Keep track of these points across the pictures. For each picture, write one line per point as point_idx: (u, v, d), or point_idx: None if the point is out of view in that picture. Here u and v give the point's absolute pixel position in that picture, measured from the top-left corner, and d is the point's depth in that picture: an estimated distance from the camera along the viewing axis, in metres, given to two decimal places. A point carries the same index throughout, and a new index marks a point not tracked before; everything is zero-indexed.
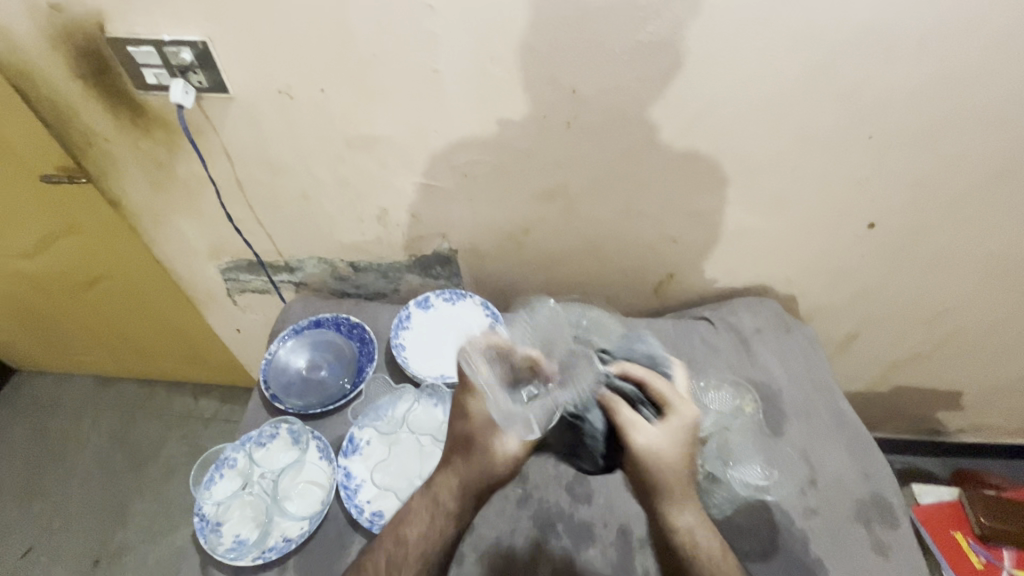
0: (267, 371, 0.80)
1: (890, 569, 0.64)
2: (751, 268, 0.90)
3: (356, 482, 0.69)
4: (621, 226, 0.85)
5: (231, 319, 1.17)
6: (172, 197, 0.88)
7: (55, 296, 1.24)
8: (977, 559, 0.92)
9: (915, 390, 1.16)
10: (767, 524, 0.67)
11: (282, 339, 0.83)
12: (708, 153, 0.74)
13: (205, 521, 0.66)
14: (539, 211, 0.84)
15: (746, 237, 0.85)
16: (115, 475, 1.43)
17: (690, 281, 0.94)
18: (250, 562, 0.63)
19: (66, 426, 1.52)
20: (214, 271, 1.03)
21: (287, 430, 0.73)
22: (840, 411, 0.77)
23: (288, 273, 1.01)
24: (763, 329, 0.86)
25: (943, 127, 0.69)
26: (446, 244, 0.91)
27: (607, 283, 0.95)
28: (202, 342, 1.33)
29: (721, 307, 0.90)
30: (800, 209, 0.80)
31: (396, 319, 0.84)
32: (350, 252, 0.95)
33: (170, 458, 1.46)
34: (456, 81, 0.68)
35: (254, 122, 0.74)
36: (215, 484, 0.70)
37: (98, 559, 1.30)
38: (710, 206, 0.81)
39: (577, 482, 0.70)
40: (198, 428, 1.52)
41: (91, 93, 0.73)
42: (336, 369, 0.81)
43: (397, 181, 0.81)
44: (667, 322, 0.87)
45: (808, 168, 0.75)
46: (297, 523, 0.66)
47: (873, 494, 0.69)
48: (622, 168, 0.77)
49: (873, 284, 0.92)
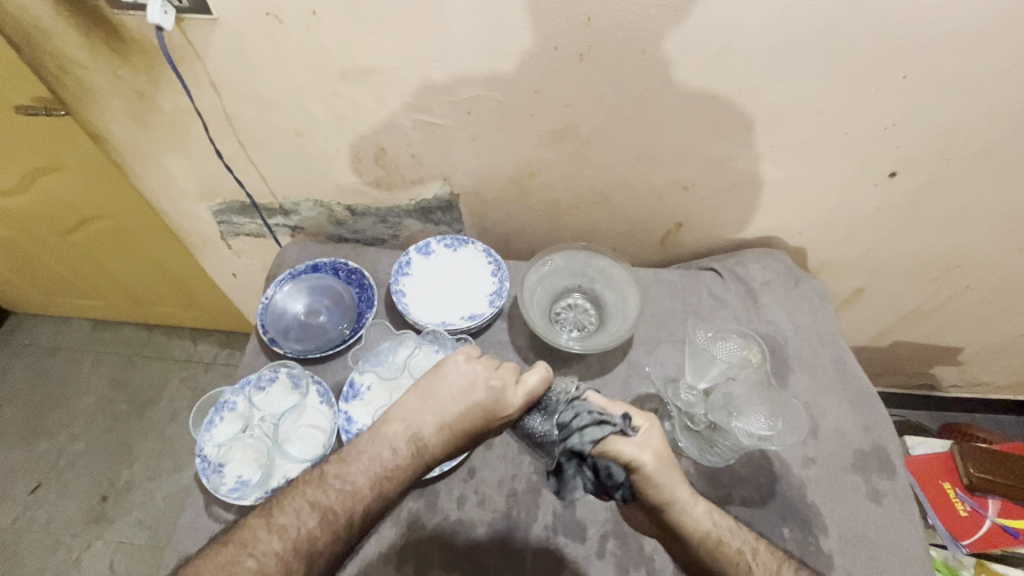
0: (265, 316, 0.78)
1: (884, 516, 0.65)
2: (761, 218, 0.87)
3: (357, 427, 0.69)
4: (632, 173, 0.82)
5: (226, 264, 1.14)
6: (158, 132, 0.83)
7: (43, 238, 1.21)
8: (962, 507, 0.96)
9: (915, 347, 1.16)
10: (766, 472, 0.68)
11: (279, 284, 0.81)
12: (729, 95, 0.69)
13: (207, 462, 0.66)
14: (545, 153, 0.80)
15: (760, 186, 0.82)
16: (118, 416, 1.45)
17: (699, 232, 0.91)
18: (253, 501, 0.63)
19: (67, 368, 1.53)
20: (205, 213, 0.99)
21: (287, 373, 0.72)
22: (845, 363, 0.76)
23: (282, 216, 0.97)
24: (771, 282, 0.84)
25: (987, 69, 0.64)
26: (447, 187, 0.88)
27: (613, 231, 0.92)
28: (198, 287, 1.31)
29: (730, 258, 0.88)
30: (819, 157, 0.77)
31: (396, 265, 0.82)
32: (347, 196, 0.91)
33: (173, 400, 1.47)
34: (460, 6, 0.62)
35: (240, 49, 0.69)
36: (215, 426, 0.70)
37: (106, 495, 1.34)
38: (726, 151, 0.77)
39: None
40: (199, 371, 1.52)
41: (61, 12, 0.67)
42: (335, 315, 0.79)
43: (396, 119, 0.77)
44: (674, 272, 0.85)
45: (834, 111, 0.70)
46: (299, 465, 0.66)
47: (872, 445, 0.70)
48: (636, 107, 0.72)
49: (886, 237, 0.89)
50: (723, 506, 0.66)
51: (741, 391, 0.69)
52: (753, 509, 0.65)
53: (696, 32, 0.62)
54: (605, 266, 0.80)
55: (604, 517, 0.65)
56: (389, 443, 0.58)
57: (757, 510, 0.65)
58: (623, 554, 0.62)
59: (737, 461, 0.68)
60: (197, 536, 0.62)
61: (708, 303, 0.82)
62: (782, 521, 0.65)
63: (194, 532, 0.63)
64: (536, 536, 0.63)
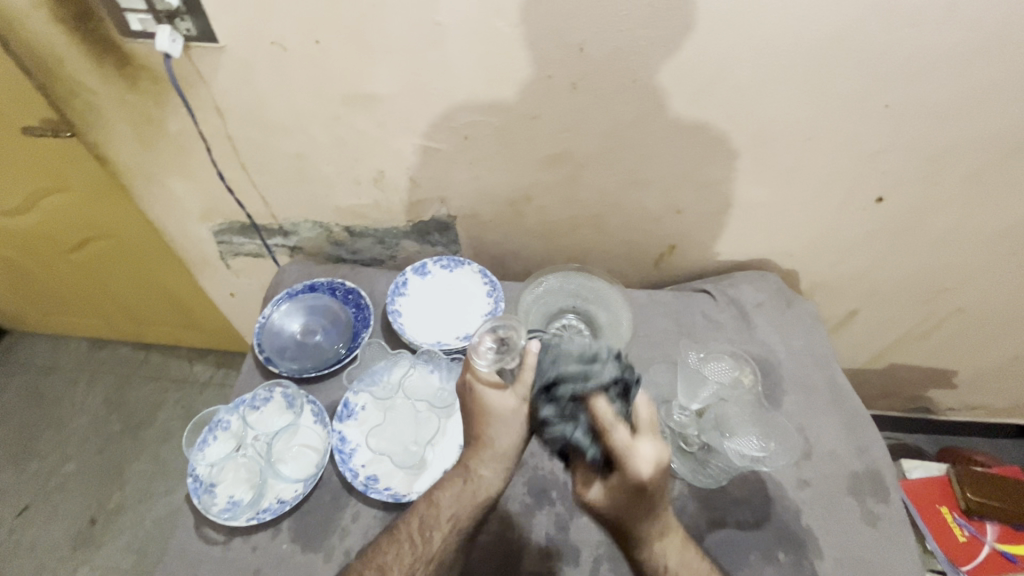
0: (262, 334, 0.78)
1: (880, 540, 0.65)
2: (753, 242, 0.89)
3: (350, 446, 0.69)
4: (625, 198, 0.84)
5: (225, 283, 1.15)
6: (163, 154, 0.85)
7: (43, 256, 1.22)
8: (961, 533, 0.95)
9: (910, 369, 1.16)
10: (761, 495, 0.67)
11: (277, 304, 0.82)
12: (718, 124, 0.72)
13: (199, 482, 0.66)
14: (541, 177, 0.82)
15: (751, 211, 0.84)
16: (111, 437, 1.44)
17: (691, 254, 0.92)
18: (245, 522, 0.63)
19: (62, 389, 1.52)
20: (206, 233, 1.00)
21: (282, 393, 0.72)
22: (839, 384, 0.77)
23: (282, 237, 0.99)
24: (763, 304, 0.85)
25: (964, 100, 0.66)
26: (445, 209, 0.89)
27: (608, 253, 0.94)
28: (196, 307, 1.31)
29: (723, 280, 0.89)
30: (807, 182, 0.79)
31: (393, 285, 0.83)
32: (346, 217, 0.93)
33: (167, 421, 1.46)
34: (459, 37, 0.64)
35: (246, 77, 0.71)
36: (208, 446, 0.70)
37: (96, 518, 1.32)
38: (717, 176, 0.79)
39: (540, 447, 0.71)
40: (194, 392, 1.51)
41: (73, 40, 0.69)
42: (331, 334, 0.80)
43: (396, 143, 0.79)
44: (667, 294, 0.86)
45: (820, 138, 0.72)
46: (291, 486, 0.66)
47: (866, 468, 0.70)
48: (628, 134, 0.74)
49: (876, 261, 0.91)
50: (717, 528, 0.65)
51: (732, 412, 0.69)
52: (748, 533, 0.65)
53: (685, 63, 0.65)
54: (598, 285, 0.81)
55: (597, 540, 0.64)
56: (431, 537, 0.57)
57: (753, 533, 0.65)
58: None
59: (731, 483, 0.68)
60: (185, 558, 0.62)
61: (702, 325, 0.83)
62: (777, 545, 0.64)
63: (184, 554, 0.62)
64: (529, 560, 0.63)
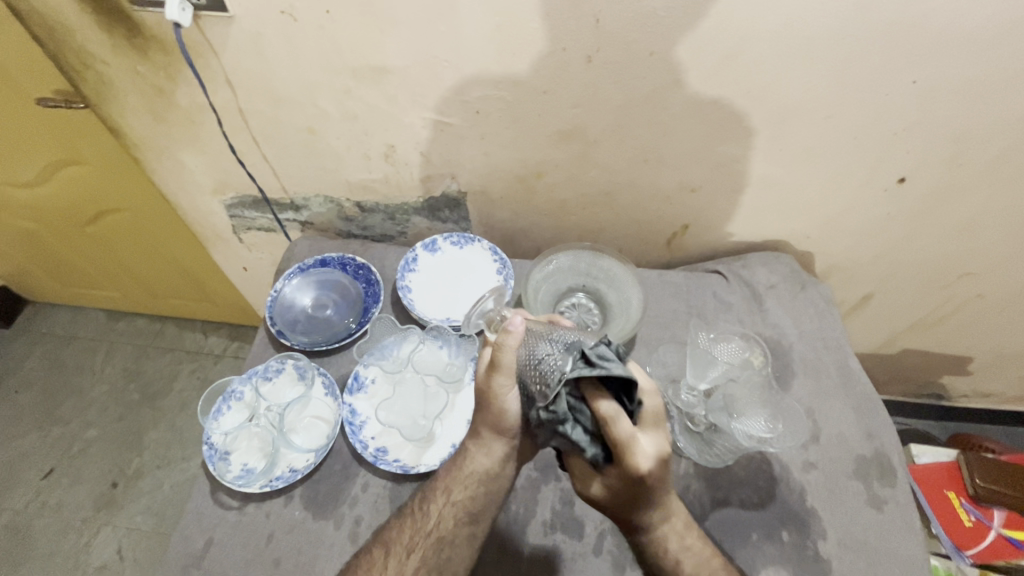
0: (273, 308, 0.79)
1: (885, 523, 0.65)
2: (768, 223, 0.88)
3: (360, 419, 0.70)
4: (638, 176, 0.82)
5: (238, 257, 1.16)
6: (175, 127, 0.84)
7: (60, 228, 1.23)
8: (967, 518, 0.95)
9: (924, 355, 1.15)
10: (766, 475, 0.68)
11: (288, 278, 0.82)
12: (737, 100, 0.70)
13: (214, 449, 0.68)
14: (553, 154, 0.80)
15: (767, 190, 0.82)
16: (129, 405, 1.48)
17: (704, 234, 0.91)
18: (258, 489, 0.64)
19: (81, 358, 1.56)
20: (218, 207, 1.01)
21: (293, 365, 0.73)
22: (851, 368, 0.76)
23: (293, 212, 0.99)
24: (776, 285, 0.84)
25: (997, 77, 0.63)
26: (455, 185, 0.89)
27: (619, 232, 0.93)
28: (209, 281, 1.33)
29: (735, 261, 0.88)
30: (827, 162, 0.77)
31: (402, 261, 0.83)
32: (357, 192, 0.93)
33: (183, 391, 1.50)
34: (472, 7, 0.63)
35: (256, 47, 0.70)
36: (222, 415, 0.71)
37: (117, 482, 1.36)
38: (732, 155, 0.77)
39: None
40: (210, 363, 1.55)
41: (83, 9, 0.69)
42: (342, 309, 0.80)
43: (407, 118, 0.78)
44: (678, 274, 0.85)
45: (843, 116, 0.70)
46: (303, 455, 0.67)
47: (874, 452, 0.69)
48: (642, 110, 0.72)
49: (894, 244, 0.89)
50: (720, 507, 0.66)
51: (742, 393, 0.68)
52: (752, 512, 0.65)
53: (705, 34, 0.63)
54: (609, 265, 0.80)
55: (602, 516, 0.65)
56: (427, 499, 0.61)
57: (756, 513, 0.65)
58: (619, 552, 0.62)
59: (737, 464, 0.68)
60: (202, 520, 0.64)
61: (713, 306, 0.82)
62: (781, 523, 0.65)
63: (200, 517, 0.64)
64: (533, 533, 0.64)
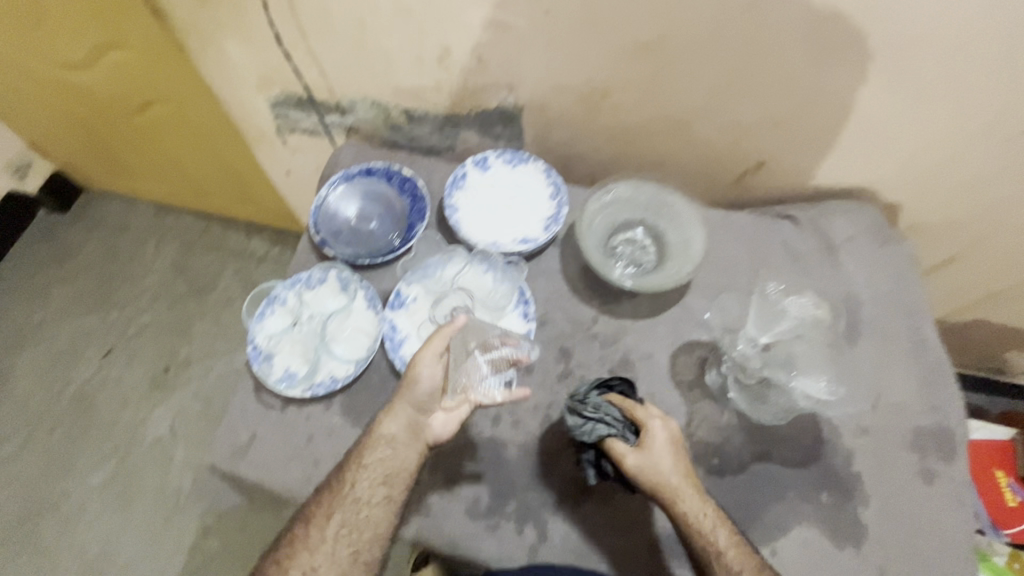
0: (317, 216, 0.77)
1: (933, 497, 0.62)
2: (857, 167, 0.78)
3: (401, 335, 0.69)
4: (719, 101, 0.73)
5: (282, 160, 1.14)
6: (218, 10, 0.78)
7: (108, 116, 1.22)
8: (1011, 498, 0.92)
9: (997, 327, 1.06)
10: (813, 435, 0.65)
11: (332, 185, 0.78)
12: (858, 14, 0.59)
13: (258, 351, 0.69)
14: (626, 68, 0.71)
15: (866, 129, 0.72)
16: (178, 297, 1.54)
17: (781, 175, 0.82)
18: (299, 393, 0.66)
19: (133, 248, 1.61)
20: (262, 104, 0.97)
21: (335, 276, 0.73)
22: (925, 336, 0.70)
23: (338, 115, 0.94)
24: (855, 239, 0.76)
25: None
26: (512, 98, 0.81)
27: (685, 165, 0.85)
28: (253, 182, 1.32)
29: (812, 207, 0.79)
30: (947, 100, 0.66)
31: (451, 178, 0.78)
32: (406, 98, 0.86)
33: (228, 289, 1.55)
34: None
35: None
36: (266, 319, 0.71)
37: (168, 367, 1.45)
38: (835, 83, 0.67)
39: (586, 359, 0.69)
40: (252, 265, 1.58)
41: None
42: (386, 223, 0.77)
43: (466, 14, 0.69)
44: (747, 215, 0.77)
45: (985, 43, 0.59)
46: (343, 365, 0.68)
47: (934, 425, 0.65)
48: (740, 21, 0.62)
49: (1000, 203, 0.78)
50: (759, 461, 0.64)
51: (803, 351, 0.67)
52: (792, 470, 0.63)
53: None
54: (674, 201, 0.74)
55: None
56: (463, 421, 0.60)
57: (796, 471, 0.63)
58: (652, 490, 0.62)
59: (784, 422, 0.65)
60: (246, 416, 0.66)
61: (781, 255, 0.76)
62: (821, 484, 0.63)
63: (244, 413, 0.66)
64: (566, 463, 0.64)
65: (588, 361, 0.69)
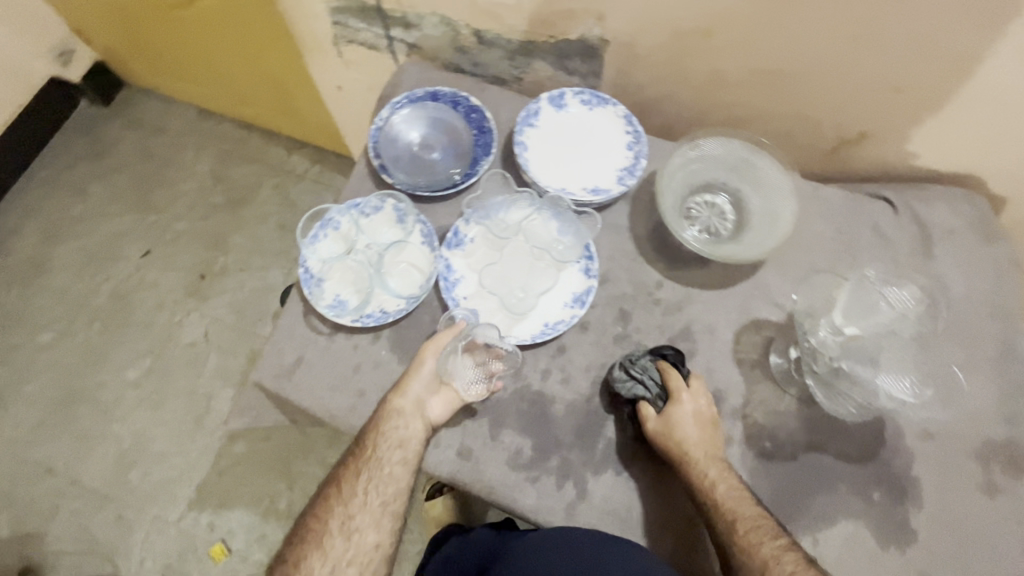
0: (377, 138, 0.72)
1: (991, 510, 0.59)
2: (974, 150, 0.70)
3: (455, 276, 0.67)
4: (835, 58, 0.65)
5: (334, 74, 1.07)
6: None
7: (155, 7, 1.16)
8: None
9: None
10: (874, 432, 0.62)
11: (395, 107, 0.73)
12: None
13: (309, 274, 0.66)
14: (737, 8, 0.63)
15: (999, 108, 0.63)
16: (216, 207, 1.53)
17: (882, 149, 0.74)
18: (350, 322, 0.64)
19: (172, 151, 1.58)
20: (321, 10, 0.90)
21: (393, 206, 0.69)
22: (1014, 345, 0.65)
23: (402, 30, 0.87)
24: (955, 231, 0.69)
25: None
26: (598, 30, 0.73)
27: (776, 127, 0.77)
28: (300, 95, 1.26)
29: (912, 190, 0.72)
30: None
31: (523, 112, 0.72)
32: (479, 18, 0.79)
33: (265, 204, 1.53)
34: None
35: None
36: (318, 242, 0.68)
37: (204, 275, 1.46)
38: (980, 50, 0.58)
39: (645, 325, 0.66)
40: (291, 182, 1.55)
41: None
42: (448, 155, 0.73)
43: None
44: (837, 193, 0.71)
45: None
46: (394, 299, 0.66)
47: (1007, 438, 0.61)
48: None
49: None
50: (813, 451, 0.61)
51: (892, 348, 0.61)
52: (846, 464, 0.61)
53: None
54: (764, 167, 0.67)
55: None
56: None
57: (851, 466, 0.61)
58: None
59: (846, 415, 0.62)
60: (294, 339, 0.65)
61: (869, 239, 0.70)
62: (875, 483, 0.60)
63: (292, 336, 0.65)
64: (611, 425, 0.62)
65: (646, 326, 0.66)
